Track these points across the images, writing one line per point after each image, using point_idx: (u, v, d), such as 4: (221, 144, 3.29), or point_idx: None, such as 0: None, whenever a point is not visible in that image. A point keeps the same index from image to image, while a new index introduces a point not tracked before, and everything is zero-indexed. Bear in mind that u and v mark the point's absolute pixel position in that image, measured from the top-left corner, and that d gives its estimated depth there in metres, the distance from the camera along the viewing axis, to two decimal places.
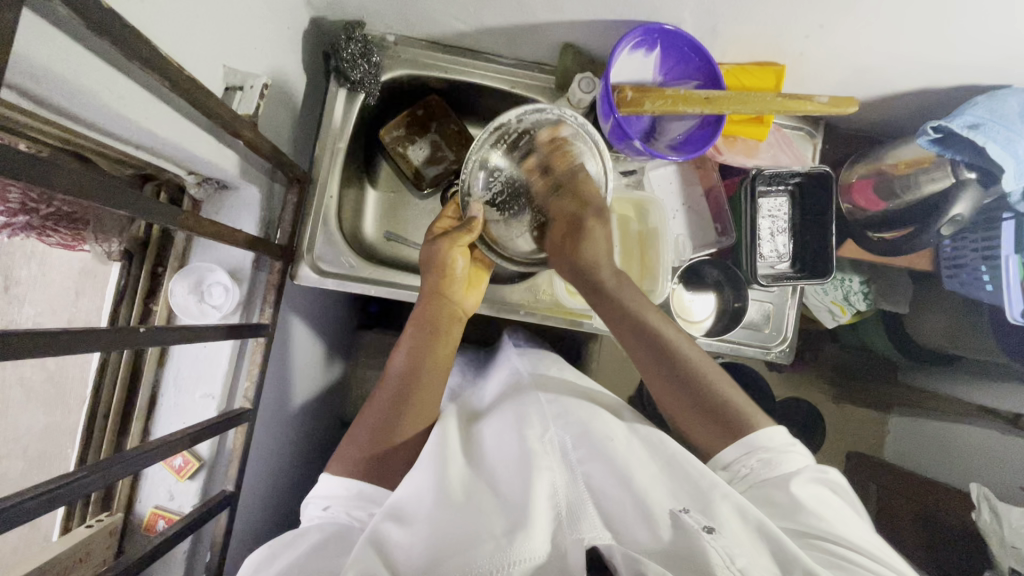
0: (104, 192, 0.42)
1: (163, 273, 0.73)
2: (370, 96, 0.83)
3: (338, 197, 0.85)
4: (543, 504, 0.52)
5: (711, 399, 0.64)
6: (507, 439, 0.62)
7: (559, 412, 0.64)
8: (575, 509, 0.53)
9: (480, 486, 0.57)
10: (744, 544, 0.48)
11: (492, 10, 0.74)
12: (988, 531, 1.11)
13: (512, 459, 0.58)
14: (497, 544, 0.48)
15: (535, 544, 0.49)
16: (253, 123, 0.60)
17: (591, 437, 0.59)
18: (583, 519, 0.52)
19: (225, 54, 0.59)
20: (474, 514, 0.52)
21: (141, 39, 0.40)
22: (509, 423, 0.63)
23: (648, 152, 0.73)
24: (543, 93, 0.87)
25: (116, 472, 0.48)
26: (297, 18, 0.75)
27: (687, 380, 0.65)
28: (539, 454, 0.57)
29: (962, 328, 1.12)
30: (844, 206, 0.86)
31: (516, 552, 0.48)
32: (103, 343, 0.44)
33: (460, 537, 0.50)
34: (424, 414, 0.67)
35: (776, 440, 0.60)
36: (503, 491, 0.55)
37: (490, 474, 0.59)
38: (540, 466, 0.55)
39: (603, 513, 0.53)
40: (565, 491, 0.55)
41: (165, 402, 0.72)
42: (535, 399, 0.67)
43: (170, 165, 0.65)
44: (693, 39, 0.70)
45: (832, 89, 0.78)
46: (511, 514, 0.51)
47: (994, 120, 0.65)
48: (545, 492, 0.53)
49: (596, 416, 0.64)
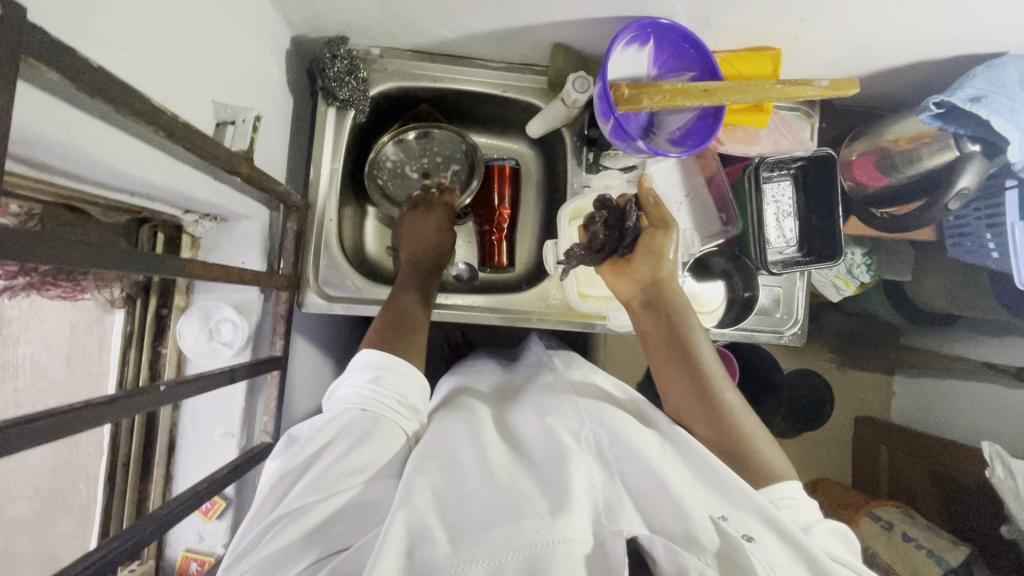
0: (109, 255, 0.40)
1: (168, 313, 0.71)
2: (361, 113, 0.82)
3: (338, 219, 0.83)
4: (583, 497, 0.52)
5: (736, 436, 0.61)
6: (539, 432, 0.62)
7: (593, 412, 0.64)
8: (612, 504, 0.53)
9: (519, 464, 0.58)
10: (778, 555, 0.49)
11: (476, 16, 0.72)
12: (1004, 488, 1.12)
13: (547, 453, 0.58)
14: (542, 520, 0.49)
15: (575, 531, 0.49)
16: (249, 158, 0.59)
17: (625, 436, 0.59)
18: (620, 512, 0.52)
19: (213, 89, 0.57)
20: (517, 488, 0.53)
21: (133, 91, 0.38)
22: (542, 418, 0.64)
23: (651, 149, 0.72)
24: (535, 95, 0.85)
25: (148, 535, 0.49)
26: (277, 40, 0.73)
27: (714, 408, 0.63)
28: (574, 451, 0.57)
29: (965, 290, 1.14)
30: (845, 182, 0.86)
31: (558, 532, 0.48)
32: (123, 410, 0.45)
33: (506, 507, 0.51)
34: (420, 341, 0.71)
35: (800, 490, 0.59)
36: (539, 474, 0.56)
37: (528, 461, 0.60)
38: (577, 461, 0.56)
39: (641, 508, 0.53)
40: (602, 487, 0.55)
41: (185, 444, 0.72)
42: (569, 400, 0.67)
43: (166, 206, 0.63)
44: (687, 30, 0.69)
45: (828, 68, 0.77)
46: (549, 497, 0.52)
47: (994, 91, 0.64)
48: (584, 484, 0.53)
49: (628, 420, 0.63)
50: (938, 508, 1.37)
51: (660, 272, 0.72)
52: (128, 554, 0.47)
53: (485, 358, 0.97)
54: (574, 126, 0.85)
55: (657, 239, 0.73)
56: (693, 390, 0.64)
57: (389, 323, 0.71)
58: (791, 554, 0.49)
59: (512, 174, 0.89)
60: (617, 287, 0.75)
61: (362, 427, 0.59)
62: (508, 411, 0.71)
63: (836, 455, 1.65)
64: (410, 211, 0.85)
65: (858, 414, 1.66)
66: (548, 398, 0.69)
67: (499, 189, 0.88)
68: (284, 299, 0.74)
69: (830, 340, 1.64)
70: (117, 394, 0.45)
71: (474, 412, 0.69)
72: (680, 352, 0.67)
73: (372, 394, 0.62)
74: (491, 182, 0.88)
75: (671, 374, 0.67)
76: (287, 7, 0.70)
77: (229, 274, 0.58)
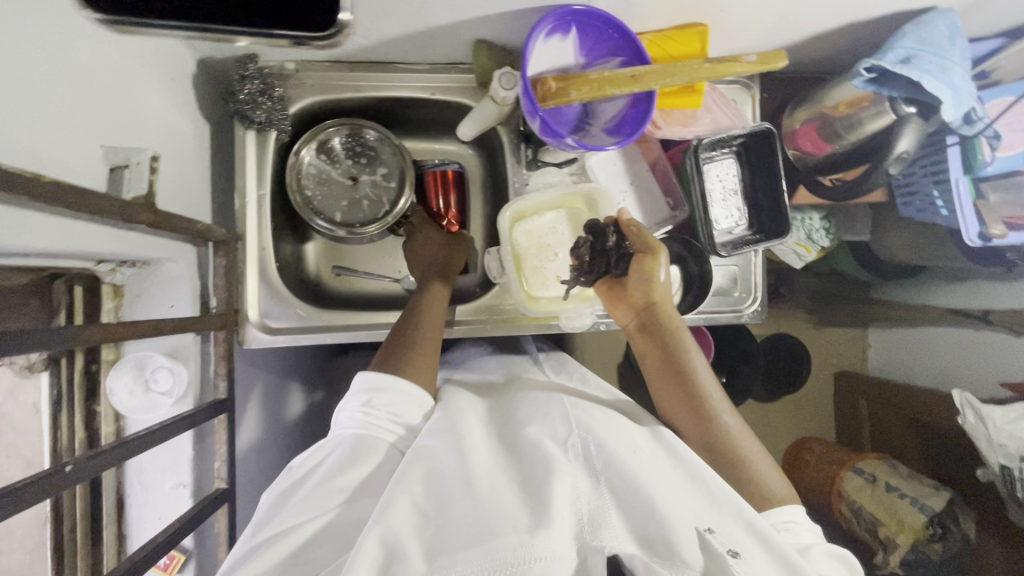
0: None
1: (99, 368, 0.67)
2: (282, 133, 0.77)
3: (273, 247, 0.79)
4: (565, 510, 0.51)
5: (735, 458, 0.63)
6: (529, 432, 0.61)
7: (581, 415, 0.64)
8: (597, 517, 0.52)
9: (501, 471, 0.57)
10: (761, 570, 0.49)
11: (387, 21, 0.68)
12: (975, 433, 1.14)
13: (534, 457, 0.57)
14: (520, 538, 0.48)
15: (558, 547, 0.48)
16: (149, 204, 0.55)
17: (612, 443, 0.58)
18: (604, 526, 0.51)
19: (100, 133, 0.54)
20: (497, 502, 0.52)
21: None
22: (532, 420, 0.63)
23: (582, 146, 0.69)
24: (465, 94, 0.81)
25: None
26: (178, 66, 0.68)
27: (713, 433, 0.64)
28: (559, 460, 0.56)
29: (926, 243, 1.14)
30: (790, 152, 0.84)
31: (539, 548, 0.48)
32: (25, 498, 0.41)
33: (484, 522, 0.49)
34: (431, 360, 0.71)
35: (796, 512, 0.61)
36: (522, 480, 0.55)
37: (514, 460, 0.59)
38: (562, 471, 0.55)
39: (626, 519, 0.52)
40: (588, 496, 0.53)
41: (135, 501, 0.69)
42: (557, 403, 0.66)
43: (72, 260, 0.59)
44: (607, 14, 0.66)
45: (761, 38, 0.74)
46: (531, 510, 0.51)
47: (924, 50, 0.62)
48: (567, 496, 0.52)
49: (615, 426, 0.62)
50: (917, 456, 1.40)
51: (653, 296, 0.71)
52: None
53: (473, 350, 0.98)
54: (509, 123, 0.82)
55: (645, 264, 0.71)
56: (693, 411, 0.66)
57: (395, 345, 0.70)
58: (777, 566, 0.50)
59: (455, 178, 0.89)
60: (616, 312, 0.75)
61: (349, 452, 0.60)
62: (495, 405, 0.71)
63: (817, 413, 1.67)
64: (424, 225, 0.85)
65: (835, 371, 1.68)
66: (538, 398, 0.68)
67: (442, 194, 0.88)
68: (222, 339, 0.71)
69: (802, 301, 1.64)
70: (12, 486, 0.40)
71: (461, 408, 0.67)
72: (672, 368, 0.68)
73: (366, 418, 0.63)
74: (432, 190, 0.88)
75: (669, 397, 0.68)
76: None
77: (143, 329, 0.55)
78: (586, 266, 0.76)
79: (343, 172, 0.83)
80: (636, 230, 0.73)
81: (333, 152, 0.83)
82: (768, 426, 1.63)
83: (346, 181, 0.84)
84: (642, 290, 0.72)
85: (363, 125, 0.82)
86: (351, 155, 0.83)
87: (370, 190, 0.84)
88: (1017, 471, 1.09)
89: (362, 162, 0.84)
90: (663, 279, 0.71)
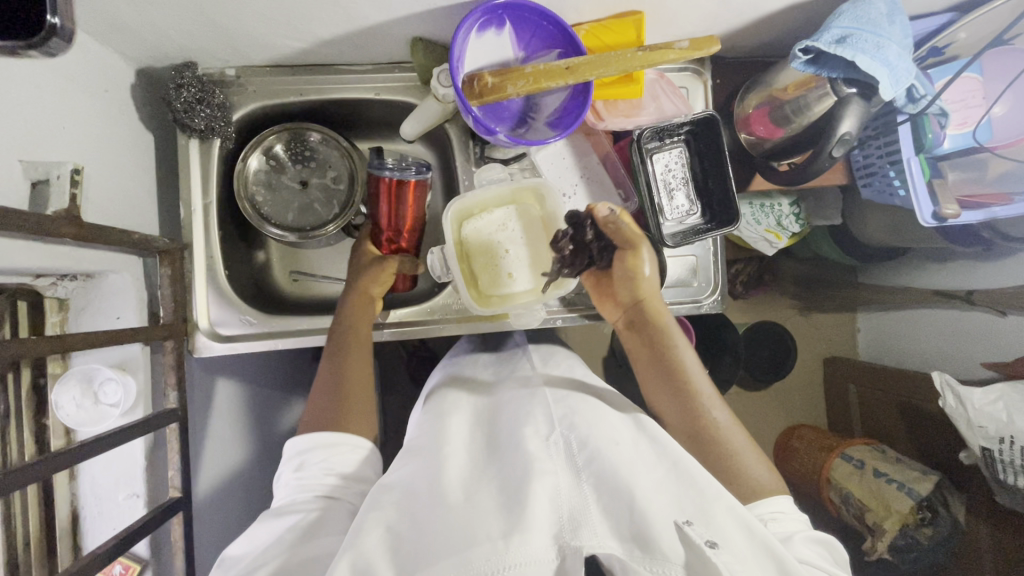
0: None
1: (47, 383, 0.68)
2: (227, 140, 0.77)
3: (223, 254, 0.79)
4: (544, 507, 0.50)
5: (726, 456, 0.64)
6: (511, 434, 0.61)
7: (566, 412, 0.64)
8: (577, 515, 0.50)
9: (478, 484, 0.57)
10: (745, 559, 0.46)
11: (317, 22, 0.67)
12: (955, 414, 1.11)
13: (516, 455, 0.57)
14: (494, 546, 0.47)
15: (533, 551, 0.47)
16: (71, 216, 0.55)
17: (597, 438, 0.58)
18: (584, 526, 0.49)
19: (18, 147, 0.53)
20: (472, 514, 0.51)
21: None
22: (513, 424, 0.63)
23: (517, 141, 0.69)
24: (411, 93, 0.81)
25: None
26: (113, 77, 0.68)
27: (704, 437, 0.65)
28: (541, 458, 0.55)
29: (902, 225, 1.11)
30: (744, 137, 0.83)
31: (513, 555, 0.46)
32: None
33: (456, 534, 0.49)
34: (357, 404, 0.68)
35: (787, 503, 0.61)
36: (502, 484, 0.55)
37: (487, 469, 0.59)
38: (543, 469, 0.54)
39: (603, 517, 0.50)
40: (569, 494, 0.52)
41: (89, 514, 0.69)
42: (540, 402, 0.66)
43: (6, 277, 0.59)
44: (538, 6, 0.65)
45: (702, 24, 0.73)
46: (506, 514, 0.50)
47: (860, 29, 0.61)
48: (546, 493, 0.51)
49: (600, 419, 0.62)
50: (906, 441, 1.38)
51: (641, 287, 0.74)
52: None
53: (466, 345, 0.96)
54: (457, 121, 0.81)
55: (627, 259, 0.74)
56: (681, 411, 0.67)
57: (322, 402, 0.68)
58: (760, 557, 0.47)
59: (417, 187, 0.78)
60: (604, 310, 0.79)
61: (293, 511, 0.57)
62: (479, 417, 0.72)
63: (806, 400, 1.65)
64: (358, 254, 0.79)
65: (823, 357, 1.65)
66: (521, 401, 0.68)
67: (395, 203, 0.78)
68: (170, 349, 0.71)
69: (788, 287, 1.61)
70: None
71: (446, 420, 0.69)
72: (658, 359, 0.71)
73: (301, 480, 0.60)
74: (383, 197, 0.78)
75: (659, 393, 0.70)
76: (111, 41, 0.65)
77: (70, 342, 0.55)
78: (570, 258, 0.74)
79: (292, 177, 0.84)
80: (617, 226, 0.75)
81: (281, 156, 0.83)
82: (757, 415, 1.61)
83: (296, 185, 0.84)
84: (625, 279, 0.75)
85: (310, 127, 0.82)
86: (298, 160, 0.83)
87: (320, 193, 0.85)
88: (997, 453, 1.06)
89: (310, 165, 0.84)
90: (646, 274, 0.74)
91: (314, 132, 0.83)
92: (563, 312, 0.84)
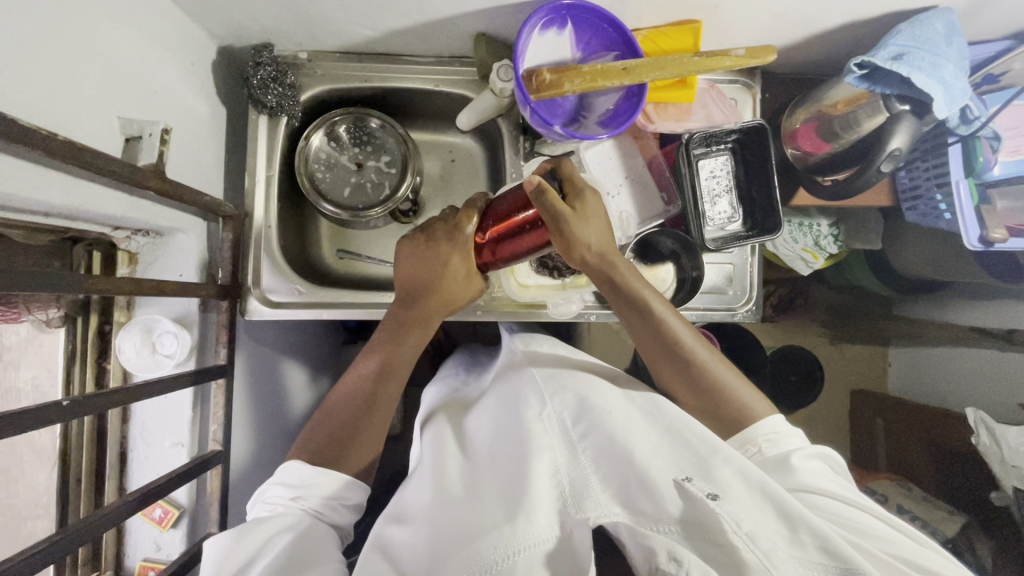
0: None
1: (111, 329, 0.72)
2: (293, 119, 0.82)
3: (279, 226, 0.84)
4: (546, 484, 0.54)
5: (727, 399, 0.65)
6: (506, 420, 0.64)
7: (555, 388, 0.66)
8: (580, 490, 0.54)
9: (480, 477, 0.60)
10: (744, 509, 0.47)
11: (390, 13, 0.71)
12: (990, 453, 1.09)
13: (513, 440, 0.60)
14: (502, 532, 0.50)
15: (538, 530, 0.50)
16: (159, 171, 0.60)
17: (590, 411, 0.61)
18: (588, 498, 0.53)
19: (118, 106, 0.59)
20: (476, 506, 0.55)
21: None
22: (506, 407, 0.66)
23: (571, 135, 0.72)
24: (467, 87, 0.85)
25: (83, 538, 0.52)
26: (199, 51, 0.73)
27: (701, 384, 0.66)
28: (537, 436, 0.59)
29: (944, 255, 1.08)
30: (789, 152, 0.83)
31: (521, 537, 0.50)
32: (33, 422, 0.46)
33: (463, 532, 0.52)
34: (367, 438, 0.67)
35: (777, 423, 0.64)
36: (502, 473, 0.58)
37: (478, 456, 0.64)
38: (540, 450, 0.57)
39: (604, 488, 0.54)
40: (566, 468, 0.56)
41: (137, 456, 0.73)
42: (526, 378, 0.69)
43: (93, 225, 0.64)
44: (601, 9, 0.68)
45: (757, 37, 0.75)
46: (509, 502, 0.53)
47: (917, 47, 0.63)
48: (546, 471, 0.55)
49: (594, 389, 0.66)
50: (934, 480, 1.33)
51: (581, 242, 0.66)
52: (60, 556, 0.49)
53: (455, 360, 0.99)
54: (510, 116, 0.85)
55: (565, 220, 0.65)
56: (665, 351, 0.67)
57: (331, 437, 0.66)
58: (757, 499, 0.49)
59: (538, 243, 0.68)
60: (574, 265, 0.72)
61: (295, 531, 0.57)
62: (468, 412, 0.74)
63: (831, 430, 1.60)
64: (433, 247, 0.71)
65: (852, 389, 1.57)
66: (511, 383, 0.70)
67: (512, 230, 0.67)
68: (225, 308, 0.75)
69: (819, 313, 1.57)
70: (8, 412, 0.43)
71: (437, 419, 0.74)
72: (633, 312, 0.69)
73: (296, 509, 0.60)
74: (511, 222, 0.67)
75: (641, 335, 0.69)
76: (203, 18, 0.71)
77: (146, 287, 0.60)
78: None
79: (349, 159, 0.88)
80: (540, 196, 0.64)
81: (342, 137, 0.87)
82: None
83: (352, 165, 0.87)
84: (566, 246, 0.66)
85: (370, 112, 0.86)
86: (357, 143, 0.88)
87: (374, 176, 0.88)
88: None
89: (365, 148, 0.88)
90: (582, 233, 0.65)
91: (373, 118, 0.87)
92: (597, 308, 0.85)
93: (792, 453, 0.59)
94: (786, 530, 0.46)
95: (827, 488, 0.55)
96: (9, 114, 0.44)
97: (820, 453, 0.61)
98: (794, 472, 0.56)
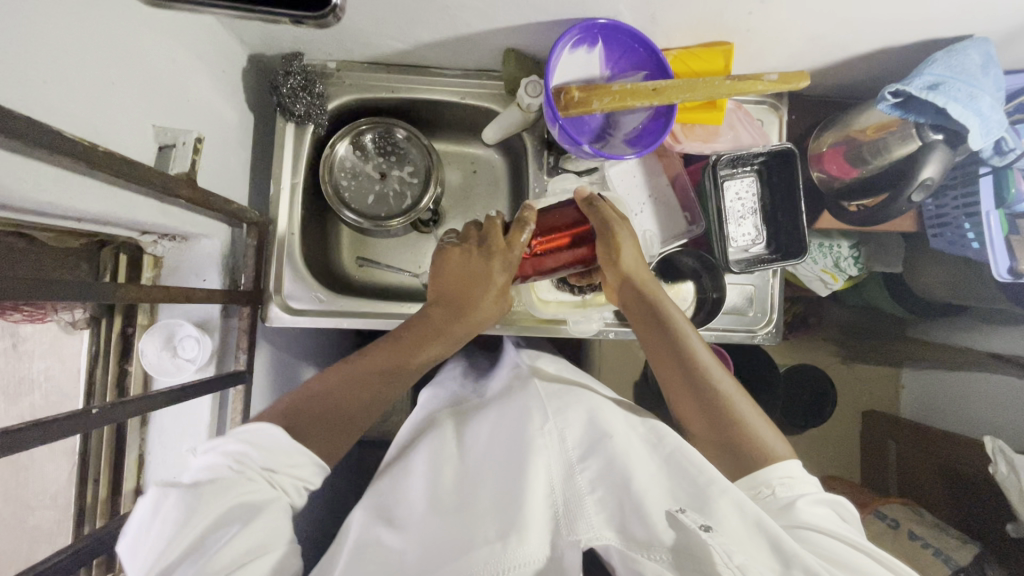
0: (18, 285, 0.42)
1: (134, 332, 0.73)
2: (319, 127, 0.82)
3: (301, 233, 0.84)
4: (540, 504, 0.54)
5: (735, 422, 0.64)
6: (505, 432, 0.65)
7: (559, 406, 0.66)
8: (573, 509, 0.53)
9: (475, 488, 0.59)
10: (738, 541, 0.46)
11: (422, 27, 0.72)
12: (1007, 484, 1.06)
13: (511, 456, 0.60)
14: (493, 549, 0.50)
15: (530, 549, 0.50)
16: (189, 179, 0.61)
17: (592, 436, 0.61)
18: (580, 519, 0.52)
19: (151, 114, 0.60)
20: (470, 519, 0.54)
21: (25, 123, 0.40)
22: (506, 420, 0.66)
23: (599, 154, 0.72)
24: (493, 100, 0.85)
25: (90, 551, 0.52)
26: (231, 59, 0.74)
27: (716, 413, 0.65)
28: (537, 452, 0.59)
29: (966, 279, 1.07)
30: (815, 175, 0.83)
31: (512, 555, 0.49)
32: (61, 431, 0.46)
33: (453, 541, 0.52)
34: (338, 424, 0.62)
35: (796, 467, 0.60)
36: (499, 484, 0.58)
37: (475, 465, 0.63)
38: (537, 465, 0.57)
39: (598, 511, 0.53)
40: (561, 487, 0.56)
41: (153, 459, 0.74)
42: (531, 394, 0.69)
43: (121, 230, 0.64)
44: (634, 29, 0.68)
45: (788, 61, 0.75)
46: (503, 517, 0.53)
47: (953, 77, 0.62)
48: (542, 490, 0.55)
49: (597, 406, 0.67)
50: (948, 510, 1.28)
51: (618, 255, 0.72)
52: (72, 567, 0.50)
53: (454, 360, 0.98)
54: (535, 130, 0.84)
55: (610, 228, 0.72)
56: (684, 377, 0.68)
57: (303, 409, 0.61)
58: (752, 531, 0.47)
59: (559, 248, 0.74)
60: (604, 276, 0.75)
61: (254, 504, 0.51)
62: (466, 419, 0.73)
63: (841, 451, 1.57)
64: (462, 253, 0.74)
65: (863, 409, 1.54)
66: (515, 399, 0.70)
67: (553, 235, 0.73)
68: (246, 314, 0.76)
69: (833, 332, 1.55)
70: (39, 420, 0.44)
71: (438, 422, 0.73)
72: (659, 333, 0.70)
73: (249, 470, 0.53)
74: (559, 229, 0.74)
75: (661, 357, 0.70)
76: (237, 28, 0.71)
77: (172, 294, 0.60)
78: None
79: (372, 168, 0.88)
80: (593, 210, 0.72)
81: (366, 145, 0.88)
82: None
83: (377, 175, 0.88)
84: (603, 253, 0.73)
85: (395, 122, 0.87)
86: (381, 153, 0.88)
87: (397, 185, 0.89)
88: None
89: (388, 158, 0.88)
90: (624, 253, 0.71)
91: (398, 129, 0.88)
92: (616, 325, 0.85)
93: (800, 498, 0.56)
94: (779, 567, 0.45)
95: (833, 532, 0.52)
96: (49, 124, 0.45)
97: (834, 502, 0.58)
98: (799, 512, 0.54)
